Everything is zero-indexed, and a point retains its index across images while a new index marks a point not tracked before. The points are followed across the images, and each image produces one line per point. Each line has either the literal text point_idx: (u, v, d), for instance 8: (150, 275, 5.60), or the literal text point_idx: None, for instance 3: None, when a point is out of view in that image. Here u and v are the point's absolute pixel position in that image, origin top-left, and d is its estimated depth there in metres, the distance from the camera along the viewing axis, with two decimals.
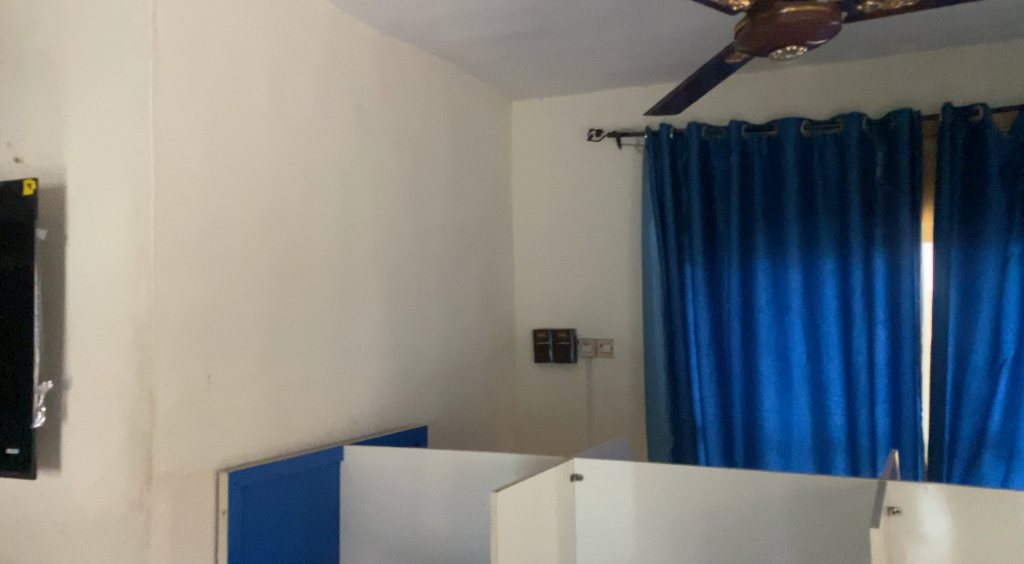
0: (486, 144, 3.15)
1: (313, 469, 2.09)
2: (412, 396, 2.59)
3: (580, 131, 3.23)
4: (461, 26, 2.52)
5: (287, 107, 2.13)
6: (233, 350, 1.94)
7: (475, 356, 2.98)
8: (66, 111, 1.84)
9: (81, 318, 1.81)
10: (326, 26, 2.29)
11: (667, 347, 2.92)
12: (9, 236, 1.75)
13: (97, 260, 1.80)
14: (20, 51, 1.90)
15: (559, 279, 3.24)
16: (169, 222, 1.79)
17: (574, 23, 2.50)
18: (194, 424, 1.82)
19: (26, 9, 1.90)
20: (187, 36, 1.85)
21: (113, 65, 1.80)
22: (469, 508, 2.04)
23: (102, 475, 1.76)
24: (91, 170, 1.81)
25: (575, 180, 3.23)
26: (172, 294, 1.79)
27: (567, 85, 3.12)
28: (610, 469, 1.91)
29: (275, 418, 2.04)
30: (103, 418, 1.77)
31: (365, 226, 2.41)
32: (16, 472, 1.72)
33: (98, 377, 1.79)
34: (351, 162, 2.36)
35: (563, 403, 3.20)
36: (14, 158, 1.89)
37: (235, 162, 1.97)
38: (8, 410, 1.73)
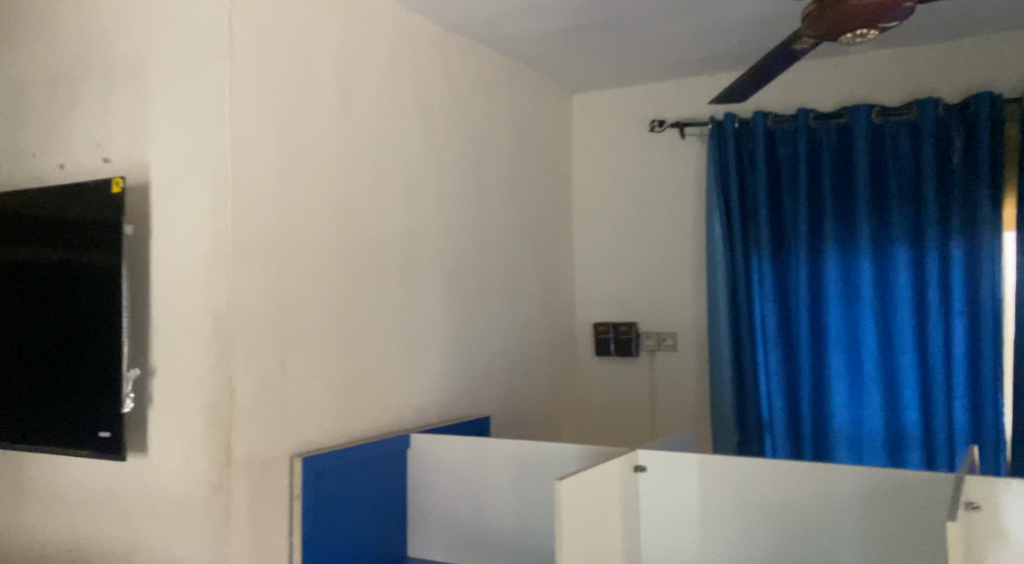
0: (549, 137, 3.16)
1: (381, 457, 2.15)
2: (475, 387, 2.63)
3: (642, 122, 3.22)
4: (523, 21, 2.55)
5: (354, 105, 2.19)
6: (305, 340, 2.01)
7: (538, 347, 3.01)
8: (150, 113, 1.93)
9: (165, 310, 1.90)
10: (391, 24, 2.34)
11: (733, 339, 2.90)
12: (99, 232, 1.85)
13: (178, 254, 1.89)
14: (106, 56, 2.00)
15: (622, 271, 3.24)
16: (245, 216, 1.87)
17: (639, 14, 2.50)
18: (269, 411, 1.90)
19: (111, 16, 1.99)
20: (260, 37, 1.92)
21: (193, 67, 1.88)
22: (532, 498, 2.08)
23: (185, 458, 1.85)
24: (173, 168, 1.90)
25: (637, 172, 3.22)
26: (248, 286, 1.87)
27: (629, 76, 3.11)
28: (673, 460, 1.92)
29: (344, 407, 2.11)
30: (185, 404, 1.86)
31: (429, 219, 2.46)
32: (107, 455, 1.81)
33: (180, 366, 1.87)
34: (416, 157, 2.41)
35: (626, 395, 3.20)
36: (103, 159, 1.99)
37: (305, 158, 2.03)
38: (100, 396, 1.83)
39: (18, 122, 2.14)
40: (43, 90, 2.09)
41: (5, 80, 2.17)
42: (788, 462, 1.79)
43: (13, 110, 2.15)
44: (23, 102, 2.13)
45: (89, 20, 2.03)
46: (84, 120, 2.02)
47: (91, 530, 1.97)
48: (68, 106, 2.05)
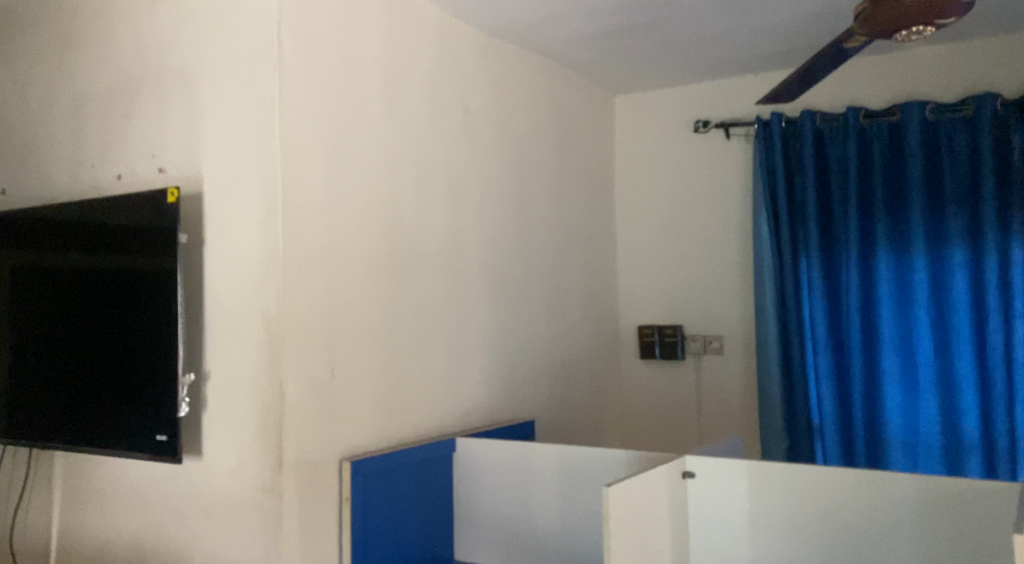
0: (592, 140, 3.16)
1: (427, 460, 2.16)
2: (520, 390, 2.64)
3: (686, 123, 3.20)
4: (566, 24, 2.55)
5: (399, 111, 2.21)
6: (354, 345, 2.04)
7: (582, 350, 3.00)
8: (203, 123, 1.97)
9: (218, 315, 1.94)
10: (435, 31, 2.36)
11: (781, 342, 2.86)
12: (156, 240, 1.90)
13: (231, 261, 1.93)
14: (160, 68, 2.05)
15: (667, 273, 3.22)
16: (296, 223, 1.90)
17: (684, 15, 2.49)
18: (320, 415, 1.93)
19: (165, 29, 2.04)
20: (308, 46, 1.96)
21: (244, 77, 1.92)
22: (578, 502, 2.07)
23: (239, 461, 1.89)
24: (225, 177, 1.94)
25: (682, 173, 3.20)
26: (299, 291, 1.90)
27: (674, 76, 3.09)
28: (722, 466, 1.90)
29: (392, 410, 2.13)
30: (237, 407, 1.90)
31: (473, 224, 2.47)
32: (164, 458, 1.86)
33: (234, 370, 1.91)
34: (460, 162, 2.43)
35: (672, 399, 3.18)
36: (157, 168, 2.04)
37: (352, 164, 2.06)
38: (157, 399, 1.88)
39: (76, 134, 2.19)
40: (100, 102, 2.15)
41: (62, 93, 2.22)
42: (841, 471, 1.76)
43: (71, 122, 2.20)
44: (81, 114, 2.19)
45: (144, 34, 2.08)
46: (140, 132, 2.08)
47: (148, 531, 2.02)
48: (125, 118, 2.10)
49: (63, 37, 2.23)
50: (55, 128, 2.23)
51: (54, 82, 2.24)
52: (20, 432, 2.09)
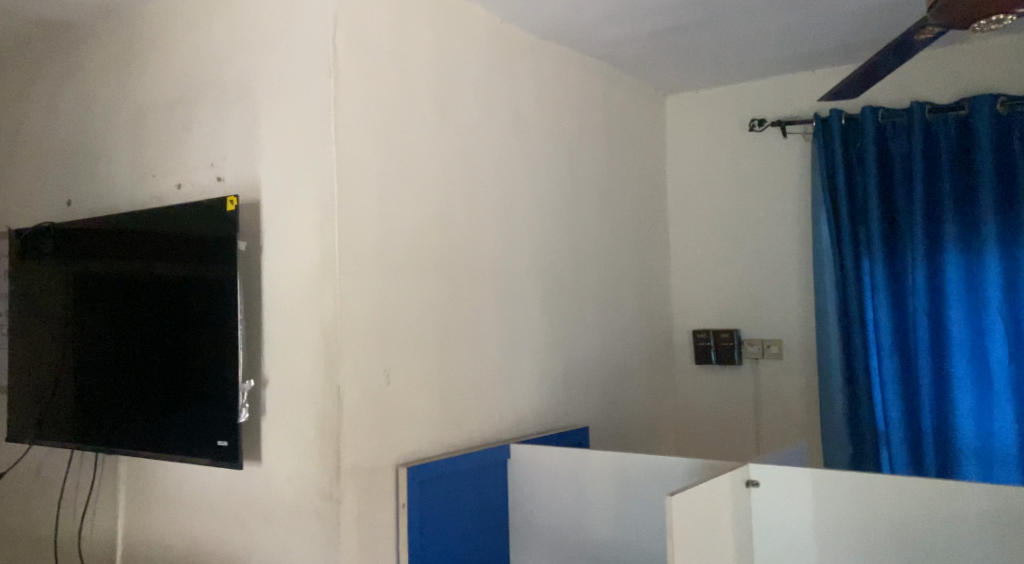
0: (644, 141, 3.12)
1: (482, 466, 2.15)
2: (574, 395, 2.62)
3: (741, 123, 3.14)
4: (617, 25, 2.52)
5: (451, 116, 2.21)
6: (408, 351, 2.04)
7: (636, 354, 2.97)
8: (260, 132, 2.00)
9: (277, 322, 1.96)
10: (485, 35, 2.36)
11: (843, 347, 2.78)
12: (216, 247, 1.92)
13: (288, 268, 1.94)
14: (217, 79, 2.08)
15: (722, 276, 3.16)
16: (352, 229, 1.91)
17: (741, 11, 2.44)
18: (376, 421, 1.94)
19: (222, 41, 2.07)
20: (362, 53, 1.97)
21: (300, 84, 1.94)
22: (635, 509, 2.04)
23: (297, 466, 1.90)
24: (282, 184, 1.96)
25: (737, 174, 3.14)
26: (355, 298, 1.91)
27: (728, 75, 3.04)
28: (786, 474, 1.85)
29: (447, 416, 2.13)
30: (296, 414, 1.92)
31: (525, 228, 2.46)
32: (225, 463, 1.88)
33: (292, 377, 1.93)
34: (511, 167, 2.42)
35: (729, 406, 3.12)
36: (216, 178, 2.07)
37: (406, 170, 2.07)
38: (218, 405, 1.90)
39: (137, 146, 2.24)
40: (160, 114, 2.19)
41: (124, 106, 2.27)
42: (917, 478, 1.70)
43: (132, 133, 2.25)
44: (142, 126, 2.23)
45: (202, 46, 2.11)
46: (199, 141, 2.11)
47: (209, 536, 2.04)
48: (184, 128, 2.14)
49: (124, 51, 2.28)
50: (117, 140, 2.28)
51: (116, 95, 2.29)
52: (85, 437, 2.14)
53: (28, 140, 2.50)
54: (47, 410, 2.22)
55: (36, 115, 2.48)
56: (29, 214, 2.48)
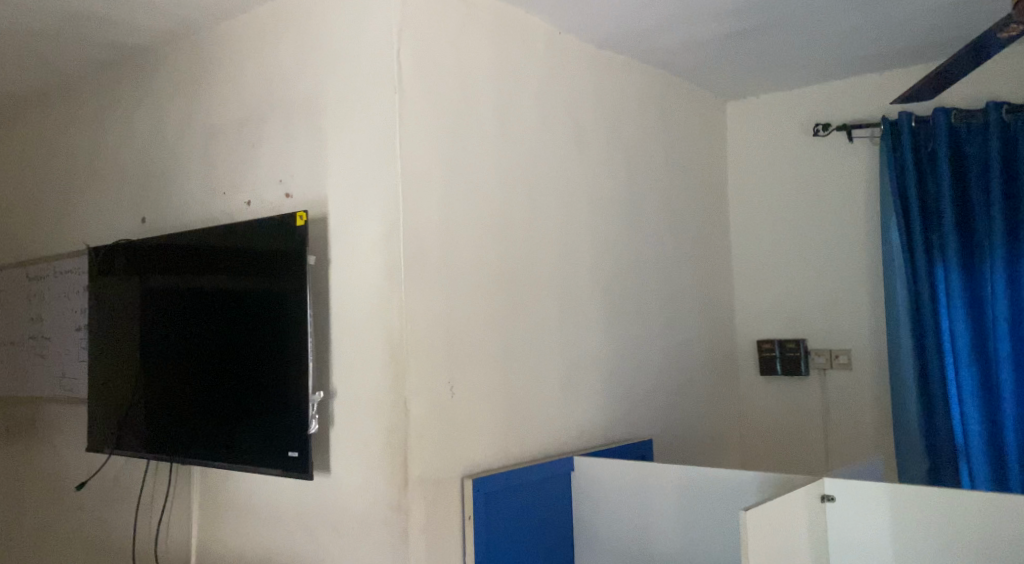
0: (705, 149, 3.09)
1: (546, 479, 2.15)
2: (637, 407, 2.59)
3: (805, 128, 3.08)
4: (677, 31, 2.50)
5: (511, 128, 2.22)
6: (472, 362, 2.05)
7: (700, 365, 2.93)
8: (327, 147, 2.04)
9: (344, 334, 1.99)
10: (545, 45, 2.37)
11: (918, 356, 2.70)
12: (285, 261, 1.97)
13: (355, 281, 1.97)
14: (285, 96, 2.13)
15: (788, 285, 3.10)
16: (417, 242, 1.94)
17: (805, 14, 2.41)
18: (442, 432, 1.95)
19: (289, 60, 2.12)
20: (425, 68, 2.00)
21: (366, 100, 1.97)
22: (702, 523, 2.01)
23: (365, 477, 1.92)
24: (348, 199, 1.99)
25: (801, 181, 3.08)
26: (420, 310, 1.93)
27: (792, 79, 2.99)
28: (864, 487, 1.79)
29: (511, 426, 2.13)
30: (362, 425, 1.94)
31: (586, 238, 2.45)
32: (295, 474, 1.92)
33: (359, 389, 1.95)
34: (571, 178, 2.41)
35: (796, 418, 3.05)
36: (284, 194, 2.11)
37: (468, 182, 2.08)
38: (287, 416, 1.94)
39: (208, 164, 2.30)
40: (230, 134, 2.25)
41: (195, 126, 2.34)
42: (1014, 496, 1.63)
43: (203, 153, 2.31)
44: (212, 145, 2.29)
45: (270, 66, 2.17)
46: (267, 158, 2.16)
47: (280, 546, 2.08)
48: (253, 147, 2.19)
49: (195, 73, 2.35)
50: (189, 159, 2.35)
51: (188, 117, 2.36)
52: (160, 447, 2.20)
53: (105, 161, 2.59)
54: (125, 421, 2.29)
55: (112, 136, 2.57)
56: (106, 232, 2.57)
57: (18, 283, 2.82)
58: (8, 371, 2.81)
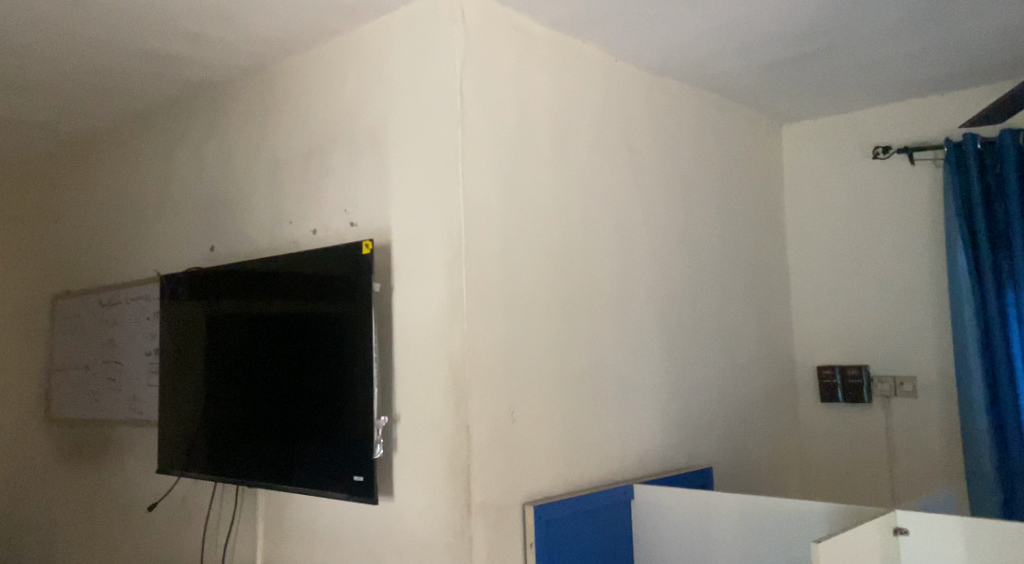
0: (762, 174, 3.06)
1: (606, 506, 2.14)
2: (696, 434, 2.57)
3: (864, 151, 3.04)
4: (734, 57, 2.51)
5: (569, 156, 2.24)
6: (532, 389, 2.06)
7: (759, 392, 2.89)
8: (390, 178, 2.09)
9: (406, 360, 2.02)
10: (601, 73, 2.39)
11: (988, 384, 2.62)
12: (350, 287, 2.01)
13: (417, 307, 2.00)
14: (350, 128, 2.19)
15: (849, 310, 3.05)
16: (478, 269, 1.97)
17: (865, 38, 2.40)
18: (503, 458, 1.96)
19: (354, 92, 2.19)
20: (486, 99, 2.04)
21: (428, 131, 2.02)
22: (764, 553, 1.98)
23: (428, 502, 1.94)
24: (411, 227, 2.03)
25: (861, 205, 3.04)
26: (482, 337, 1.95)
27: (851, 101, 2.96)
28: (939, 520, 1.75)
29: (572, 453, 2.14)
30: (425, 451, 1.96)
31: (643, 264, 2.45)
32: (361, 498, 1.94)
33: (421, 415, 1.98)
34: (628, 204, 2.42)
35: (860, 446, 2.98)
36: (349, 223, 2.16)
37: (528, 210, 2.11)
38: (354, 440, 1.97)
39: (275, 193, 2.37)
40: (296, 163, 2.32)
41: (263, 158, 2.41)
42: None
43: (270, 183, 2.38)
44: (279, 175, 2.36)
45: (336, 98, 2.23)
46: (332, 187, 2.22)
47: None
48: (318, 176, 2.25)
49: (263, 106, 2.43)
50: (256, 189, 2.42)
51: (256, 149, 2.44)
52: (228, 471, 2.25)
53: (176, 191, 2.69)
54: (194, 444, 2.35)
55: (183, 167, 2.67)
56: (177, 260, 2.66)
57: (90, 310, 2.94)
58: (81, 394, 2.93)
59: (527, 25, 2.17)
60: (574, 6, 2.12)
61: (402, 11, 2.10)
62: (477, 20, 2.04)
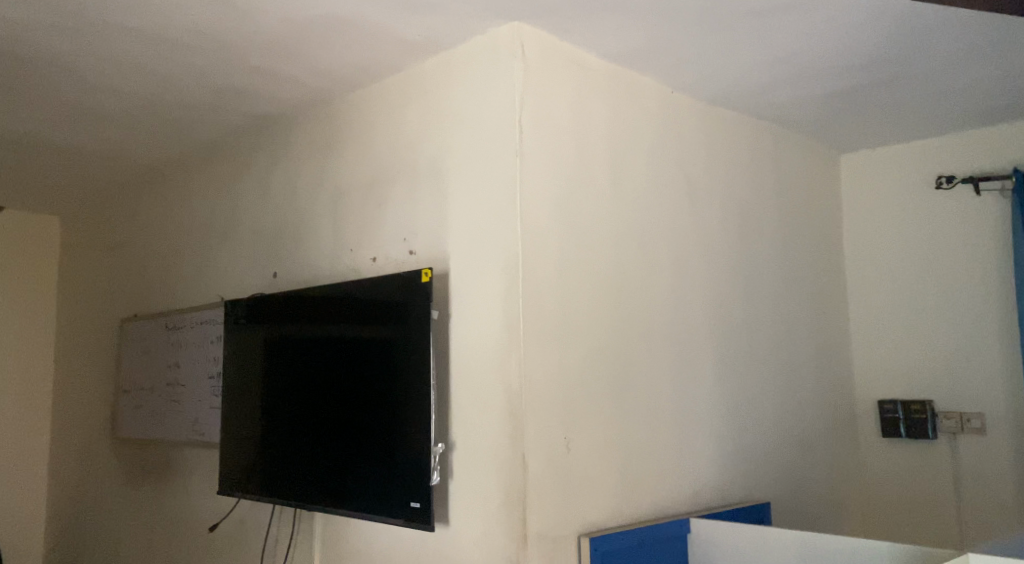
0: (821, 203, 3.02)
1: (662, 540, 2.11)
2: (754, 468, 2.53)
3: (927, 181, 2.98)
4: (792, 88, 2.50)
5: (625, 185, 2.25)
6: (589, 419, 2.06)
7: (818, 426, 2.83)
8: (449, 208, 2.12)
9: (463, 388, 2.03)
10: (657, 105, 2.40)
11: None
12: (409, 315, 2.04)
13: (475, 337, 2.02)
14: (410, 159, 2.24)
15: (912, 343, 2.97)
16: (535, 298, 1.98)
17: (927, 67, 2.37)
18: (559, 489, 1.96)
19: (414, 124, 2.24)
20: (545, 131, 2.06)
21: (487, 163, 2.05)
22: None
23: (484, 530, 1.95)
24: (469, 256, 2.06)
25: (925, 236, 2.97)
26: (538, 366, 1.96)
27: (914, 131, 2.91)
28: None
29: (626, 484, 2.12)
30: (481, 479, 1.97)
31: (699, 295, 2.43)
32: (418, 525, 1.96)
33: (478, 443, 1.99)
34: (684, 235, 2.41)
35: (924, 483, 2.90)
36: (408, 251, 2.20)
37: (585, 240, 2.12)
38: (411, 467, 1.99)
39: (336, 222, 2.43)
40: (357, 193, 2.37)
41: (325, 187, 2.48)
42: None
43: (332, 213, 2.44)
44: (341, 205, 2.42)
45: (397, 131, 2.28)
46: (392, 216, 2.26)
47: None
48: (379, 205, 2.30)
49: (327, 137, 2.50)
50: (318, 217, 2.49)
51: (319, 179, 2.50)
52: (287, 495, 2.29)
53: (240, 219, 2.77)
54: (254, 469, 2.40)
55: (248, 196, 2.75)
56: (241, 285, 2.73)
57: (157, 333, 3.03)
58: (146, 416, 3.01)
59: (585, 59, 2.20)
60: (631, 40, 2.15)
61: (463, 47, 2.14)
62: (536, 55, 2.07)
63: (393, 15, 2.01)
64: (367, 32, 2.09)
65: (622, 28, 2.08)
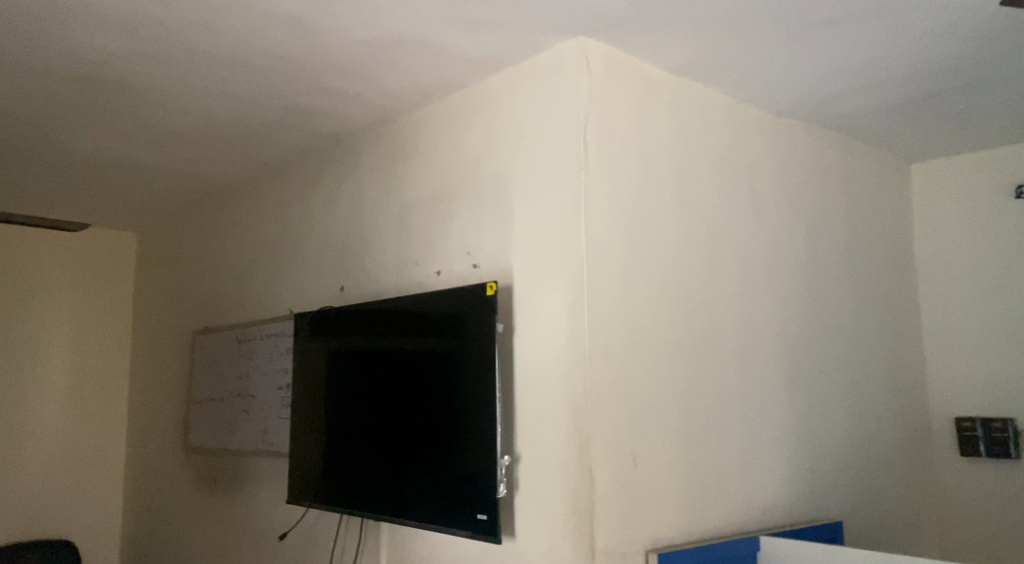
0: (892, 215, 2.95)
1: (731, 558, 2.07)
2: (824, 486, 2.46)
3: (1005, 190, 2.87)
4: (861, 97, 2.44)
5: (690, 198, 2.23)
6: (655, 434, 2.04)
7: (892, 443, 2.74)
8: (513, 222, 2.13)
9: (528, 401, 2.03)
10: (723, 116, 2.37)
11: None
12: (474, 327, 2.05)
13: (540, 350, 2.02)
14: (474, 173, 2.26)
15: (991, 358, 2.86)
16: (600, 311, 1.97)
17: (1005, 72, 2.29)
18: (626, 504, 1.95)
19: (478, 139, 2.26)
20: (609, 144, 2.06)
21: (552, 177, 2.05)
22: None
23: (551, 544, 1.94)
24: (533, 269, 2.06)
25: (1003, 247, 2.86)
26: (604, 380, 1.95)
27: (991, 139, 2.82)
28: None
29: (694, 500, 2.09)
30: (547, 493, 1.96)
31: (766, 308, 2.38)
32: (484, 536, 1.96)
33: (544, 456, 1.98)
34: (750, 248, 2.37)
35: (1007, 504, 2.78)
36: (473, 265, 2.22)
37: (650, 254, 2.10)
38: (478, 478, 2.00)
39: (402, 236, 2.46)
40: (422, 207, 2.40)
41: (391, 201, 2.51)
42: None
43: (398, 226, 2.48)
44: (407, 219, 2.45)
45: (461, 147, 2.31)
46: (457, 229, 2.28)
47: None
48: (444, 218, 2.33)
49: (393, 152, 2.54)
50: (384, 231, 2.52)
51: (385, 194, 2.54)
52: (355, 505, 2.32)
53: (309, 234, 2.83)
54: (322, 479, 2.43)
55: (317, 210, 2.81)
56: (309, 298, 2.79)
57: (228, 345, 3.11)
58: (217, 425, 3.09)
59: (649, 72, 2.19)
60: (696, 52, 2.13)
61: (526, 63, 2.16)
62: (601, 69, 2.08)
63: (458, 33, 2.03)
64: (432, 50, 2.12)
65: (687, 40, 2.07)
